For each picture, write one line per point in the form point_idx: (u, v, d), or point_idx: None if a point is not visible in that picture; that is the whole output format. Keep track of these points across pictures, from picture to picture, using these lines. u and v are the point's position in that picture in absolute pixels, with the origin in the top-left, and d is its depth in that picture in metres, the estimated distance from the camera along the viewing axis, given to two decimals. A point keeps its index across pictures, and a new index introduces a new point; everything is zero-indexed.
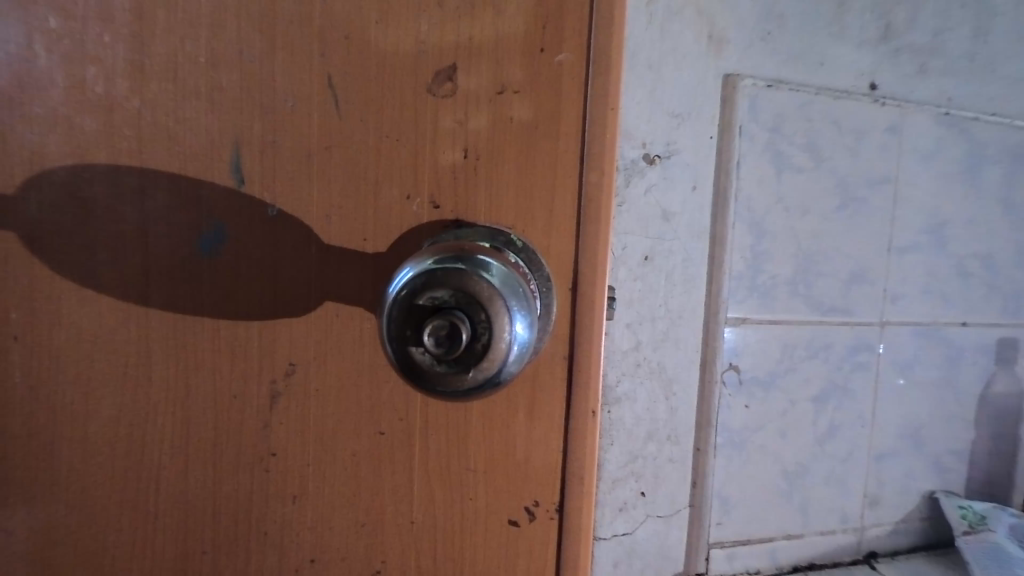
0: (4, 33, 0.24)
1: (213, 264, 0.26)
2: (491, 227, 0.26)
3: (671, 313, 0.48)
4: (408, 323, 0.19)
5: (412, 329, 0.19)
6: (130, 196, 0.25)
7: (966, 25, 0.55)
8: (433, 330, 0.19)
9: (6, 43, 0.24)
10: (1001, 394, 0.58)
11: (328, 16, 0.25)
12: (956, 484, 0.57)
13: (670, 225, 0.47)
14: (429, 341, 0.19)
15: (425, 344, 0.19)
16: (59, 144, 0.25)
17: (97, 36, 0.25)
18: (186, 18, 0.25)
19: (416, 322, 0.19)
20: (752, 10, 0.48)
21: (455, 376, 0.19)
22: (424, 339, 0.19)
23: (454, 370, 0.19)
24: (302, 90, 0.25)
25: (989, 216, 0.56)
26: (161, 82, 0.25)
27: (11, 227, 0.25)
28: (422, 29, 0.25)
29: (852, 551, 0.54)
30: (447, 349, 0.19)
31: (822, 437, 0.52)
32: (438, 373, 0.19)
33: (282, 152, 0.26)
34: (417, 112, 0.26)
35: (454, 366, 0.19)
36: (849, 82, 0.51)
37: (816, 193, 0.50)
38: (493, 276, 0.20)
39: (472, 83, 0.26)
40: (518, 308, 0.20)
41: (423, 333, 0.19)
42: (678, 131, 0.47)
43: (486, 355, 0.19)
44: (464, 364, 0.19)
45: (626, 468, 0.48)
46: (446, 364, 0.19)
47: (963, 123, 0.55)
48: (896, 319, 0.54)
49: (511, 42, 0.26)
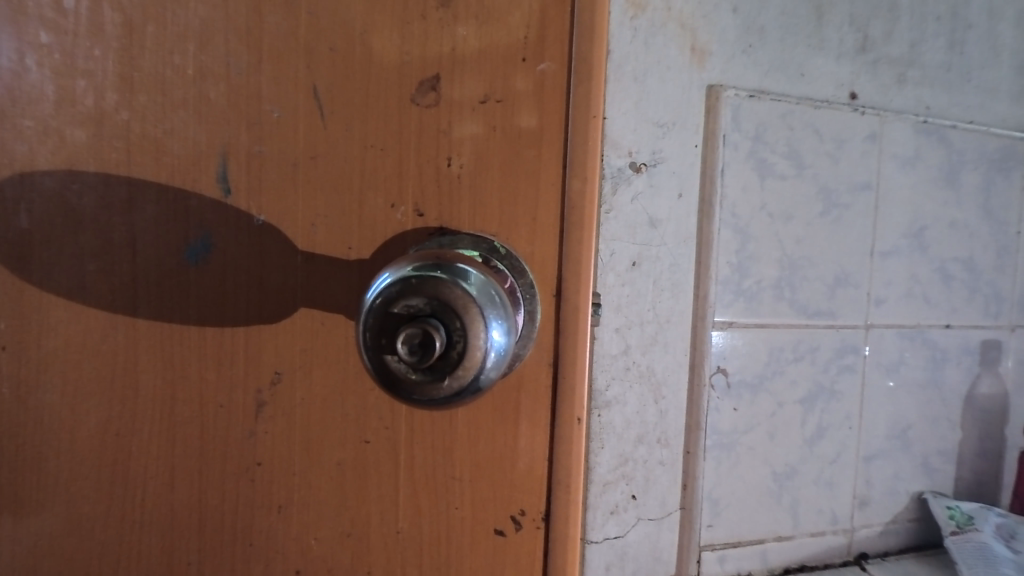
0: None
1: (200, 272, 0.26)
2: (475, 235, 0.27)
3: (660, 318, 0.48)
4: (383, 331, 0.20)
5: (387, 337, 0.20)
6: (120, 207, 0.26)
7: (941, 36, 0.57)
8: (407, 338, 0.19)
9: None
10: (986, 395, 0.59)
11: (314, 30, 0.26)
12: (944, 485, 0.57)
13: (657, 232, 0.48)
14: (404, 349, 0.19)
15: (400, 352, 0.19)
16: (49, 155, 0.25)
17: (88, 51, 0.25)
18: (175, 32, 0.25)
19: (392, 330, 0.20)
20: (732, 23, 0.49)
21: (431, 384, 0.20)
22: (399, 347, 0.20)
23: (430, 378, 0.20)
24: (289, 101, 0.26)
25: (969, 220, 0.58)
26: (151, 94, 0.26)
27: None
28: (406, 40, 0.26)
29: (843, 553, 0.54)
30: (422, 357, 0.19)
31: (810, 439, 0.53)
32: (414, 380, 0.20)
33: (268, 162, 0.26)
34: (401, 122, 0.26)
35: (430, 374, 0.20)
36: (830, 92, 0.52)
37: (799, 200, 0.51)
38: (469, 284, 0.20)
39: (455, 92, 0.26)
40: (495, 316, 0.20)
41: (399, 341, 0.20)
42: (663, 140, 0.48)
43: (461, 363, 0.20)
44: (439, 372, 0.19)
45: (617, 471, 0.48)
46: (421, 371, 0.20)
47: (941, 131, 0.56)
48: (880, 322, 0.55)
49: (493, 53, 0.26)
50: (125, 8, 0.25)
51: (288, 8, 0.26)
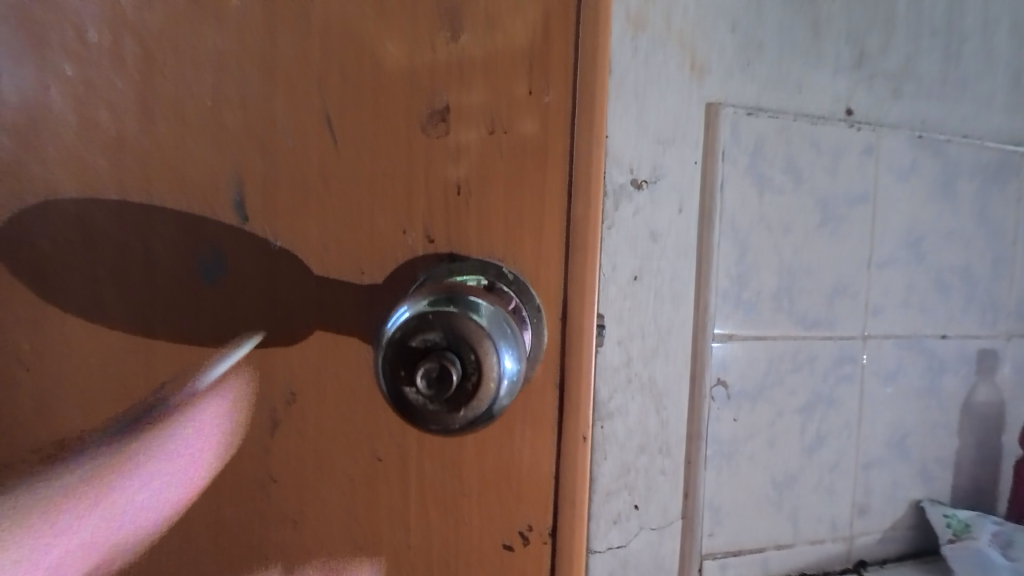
0: (23, 80, 0.26)
1: (214, 294, 0.27)
2: (483, 260, 0.28)
3: (661, 329, 0.49)
4: (402, 364, 0.21)
5: (405, 369, 0.21)
6: (137, 230, 0.27)
7: (936, 50, 0.58)
8: (425, 371, 0.20)
9: (24, 89, 0.26)
10: (983, 403, 0.59)
11: (326, 62, 0.27)
12: (942, 492, 0.58)
13: (658, 245, 0.49)
14: (422, 381, 0.20)
15: (418, 384, 0.20)
16: (70, 181, 0.26)
17: (109, 82, 0.26)
18: (193, 64, 0.26)
19: (410, 362, 0.21)
20: (731, 41, 0.50)
21: (447, 413, 0.21)
22: (417, 380, 0.20)
23: (446, 407, 0.21)
24: (303, 131, 0.27)
25: (964, 231, 0.59)
26: (169, 124, 0.27)
27: (21, 261, 0.26)
28: (416, 72, 0.27)
29: (842, 560, 0.55)
30: (439, 388, 0.20)
31: (810, 448, 0.53)
32: (430, 410, 0.21)
33: (283, 190, 0.27)
34: (410, 151, 0.27)
35: (446, 404, 0.21)
36: (827, 107, 0.53)
37: (798, 213, 0.52)
38: (481, 316, 0.21)
39: (463, 122, 0.27)
40: (506, 346, 0.21)
41: (417, 374, 0.20)
42: (663, 156, 0.49)
43: (475, 392, 0.21)
44: (455, 403, 0.21)
45: (620, 480, 0.49)
46: (438, 402, 0.21)
47: (937, 144, 0.57)
48: (878, 332, 0.55)
49: (499, 84, 0.27)
50: (144, 41, 0.26)
51: (302, 41, 0.27)
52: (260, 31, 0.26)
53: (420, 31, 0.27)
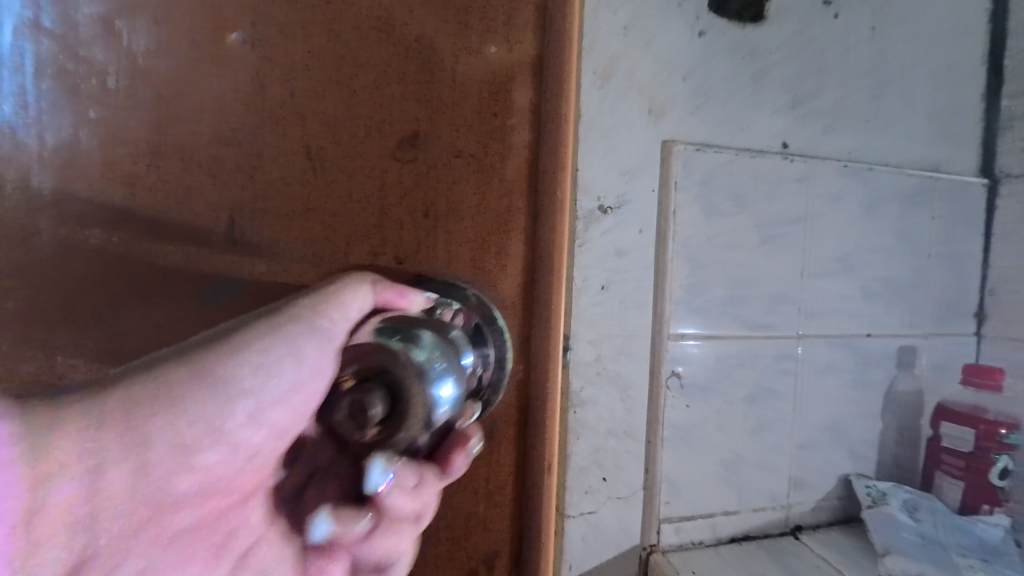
0: (56, 122, 0.33)
1: (211, 291, 0.37)
2: (450, 280, 0.43)
3: (626, 331, 0.59)
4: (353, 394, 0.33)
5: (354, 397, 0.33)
6: (147, 243, 0.35)
7: (862, 92, 0.68)
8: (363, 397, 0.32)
9: (58, 129, 0.33)
10: (905, 392, 0.69)
11: (317, 110, 0.38)
12: (868, 469, 0.68)
13: (622, 260, 0.58)
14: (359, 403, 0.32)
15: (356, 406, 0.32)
16: (88, 200, 0.34)
17: (126, 122, 0.34)
18: (197, 106, 0.35)
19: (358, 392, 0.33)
20: (684, 89, 0.60)
21: (382, 423, 0.32)
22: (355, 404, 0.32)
23: (380, 419, 0.32)
24: (294, 166, 0.38)
25: (886, 245, 0.69)
26: (172, 159, 0.35)
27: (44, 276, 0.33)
28: (394, 122, 0.39)
29: (780, 525, 0.64)
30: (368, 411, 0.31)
31: (753, 430, 0.63)
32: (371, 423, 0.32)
33: (274, 213, 0.38)
34: (382, 182, 0.39)
35: (380, 418, 0.32)
36: (765, 142, 0.63)
37: (740, 232, 0.62)
38: (415, 359, 0.33)
39: (433, 159, 0.41)
40: (432, 383, 0.33)
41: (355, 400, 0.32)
42: (626, 186, 0.58)
43: (404, 412, 0.32)
44: (386, 416, 0.32)
45: (591, 458, 0.58)
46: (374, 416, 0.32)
47: (861, 172, 0.67)
48: (812, 332, 0.65)
49: (467, 130, 0.41)
50: (156, 84, 0.35)
51: (299, 94, 0.37)
52: (265, 86, 0.37)
53: (396, 92, 0.39)
